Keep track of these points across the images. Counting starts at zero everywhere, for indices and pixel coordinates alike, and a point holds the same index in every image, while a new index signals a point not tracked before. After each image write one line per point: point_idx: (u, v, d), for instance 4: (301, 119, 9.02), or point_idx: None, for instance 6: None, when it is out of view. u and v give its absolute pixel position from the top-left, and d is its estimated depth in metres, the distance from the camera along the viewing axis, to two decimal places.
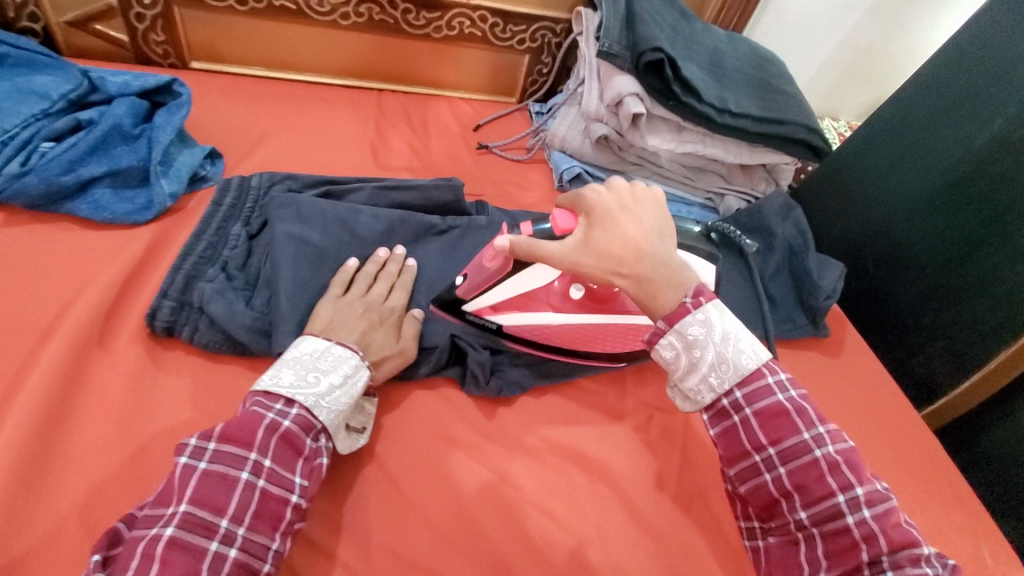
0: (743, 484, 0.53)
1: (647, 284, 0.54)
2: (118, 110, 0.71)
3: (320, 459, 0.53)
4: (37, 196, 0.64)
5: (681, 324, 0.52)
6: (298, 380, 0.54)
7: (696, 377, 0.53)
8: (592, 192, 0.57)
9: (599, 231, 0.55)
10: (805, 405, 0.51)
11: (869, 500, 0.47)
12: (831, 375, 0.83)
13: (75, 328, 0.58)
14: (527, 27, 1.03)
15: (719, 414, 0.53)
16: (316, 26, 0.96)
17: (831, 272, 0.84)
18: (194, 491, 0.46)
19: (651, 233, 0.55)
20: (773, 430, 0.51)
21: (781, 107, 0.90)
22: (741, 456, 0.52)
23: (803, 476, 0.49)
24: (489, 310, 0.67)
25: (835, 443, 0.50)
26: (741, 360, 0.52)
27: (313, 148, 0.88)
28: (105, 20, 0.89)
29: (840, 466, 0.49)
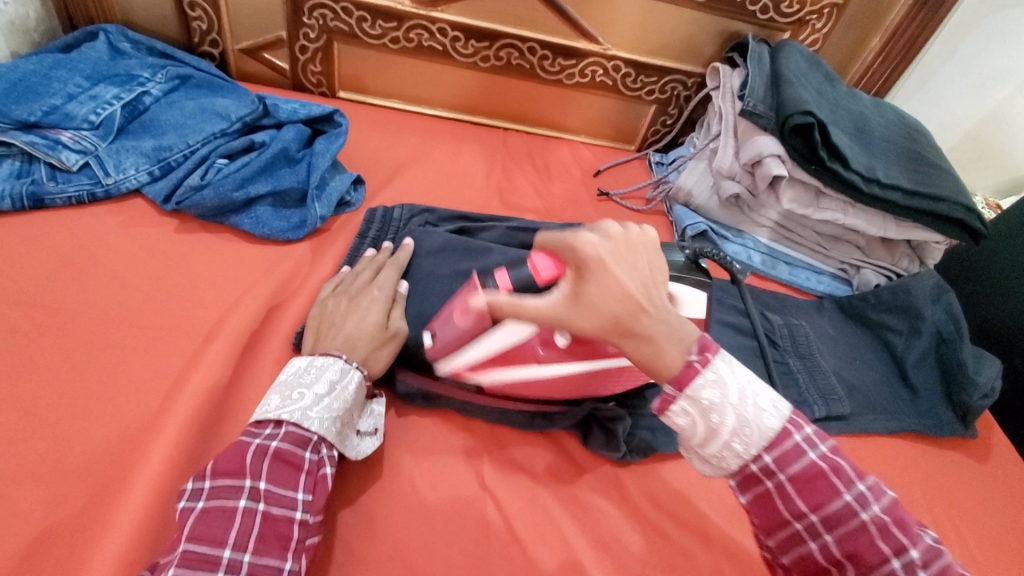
0: (785, 557, 0.45)
1: (650, 344, 0.46)
2: (287, 136, 0.79)
3: (322, 471, 0.51)
4: (210, 208, 0.72)
5: (692, 388, 0.45)
6: (284, 400, 0.53)
7: (717, 444, 0.45)
8: (583, 239, 0.47)
9: (591, 287, 0.46)
10: (839, 460, 0.44)
11: (926, 562, 0.40)
12: (979, 481, 0.74)
13: (235, 337, 0.62)
14: (659, 79, 1.03)
15: (747, 479, 0.45)
16: (456, 66, 1.00)
17: (987, 368, 0.77)
18: (193, 528, 0.45)
19: (649, 287, 0.47)
20: (811, 496, 0.43)
21: (935, 181, 0.84)
22: (777, 525, 0.45)
23: (855, 543, 0.42)
24: (466, 370, 0.59)
25: (879, 500, 0.42)
26: (764, 420, 0.45)
27: (444, 182, 0.91)
28: (273, 50, 0.97)
29: (890, 528, 0.41)
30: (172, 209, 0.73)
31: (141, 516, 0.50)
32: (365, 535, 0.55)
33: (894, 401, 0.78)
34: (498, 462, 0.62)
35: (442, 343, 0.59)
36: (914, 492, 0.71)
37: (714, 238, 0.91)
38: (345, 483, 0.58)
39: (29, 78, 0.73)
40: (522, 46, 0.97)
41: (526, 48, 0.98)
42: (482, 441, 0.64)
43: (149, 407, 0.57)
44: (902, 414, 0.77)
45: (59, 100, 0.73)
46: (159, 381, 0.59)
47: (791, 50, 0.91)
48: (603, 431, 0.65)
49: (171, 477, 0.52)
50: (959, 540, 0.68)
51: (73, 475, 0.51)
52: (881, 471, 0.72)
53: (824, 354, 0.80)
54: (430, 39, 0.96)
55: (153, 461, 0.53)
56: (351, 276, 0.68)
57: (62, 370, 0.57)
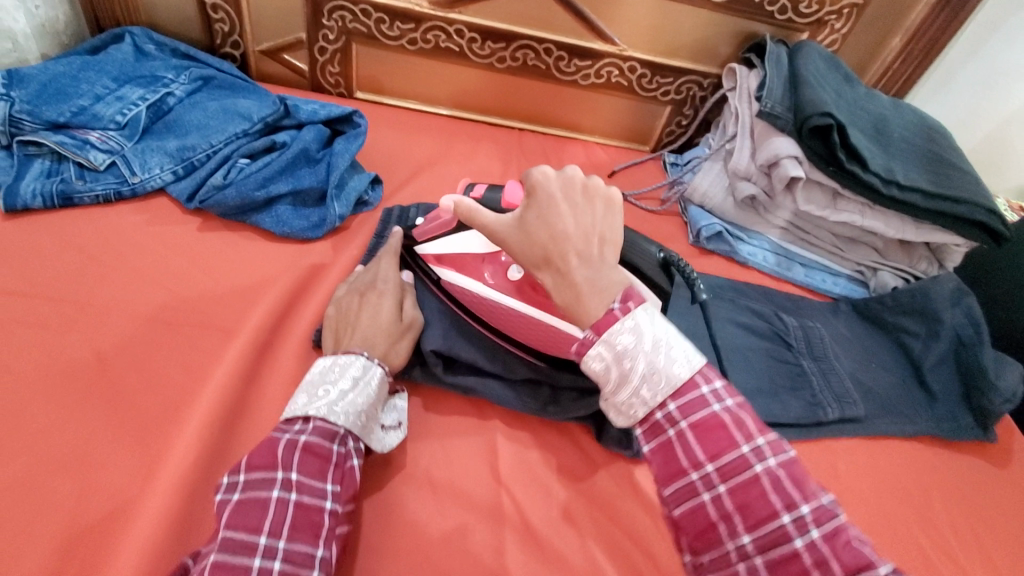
0: (676, 510, 0.43)
1: (569, 286, 0.46)
2: (307, 136, 0.80)
3: (349, 463, 0.52)
4: (233, 207, 0.73)
5: (608, 333, 0.44)
6: (310, 397, 0.54)
7: (626, 391, 0.44)
8: (538, 172, 0.49)
9: (531, 216, 0.49)
10: (743, 415, 0.43)
11: (816, 519, 0.38)
12: (999, 486, 0.74)
13: (257, 334, 0.64)
14: (675, 80, 1.03)
15: (654, 428, 0.44)
16: (472, 67, 1.01)
17: (1010, 372, 0.76)
18: (230, 517, 0.45)
19: (593, 232, 0.48)
20: (711, 445, 0.42)
21: (956, 183, 0.83)
22: (675, 474, 0.42)
23: (746, 494, 0.40)
24: (433, 259, 0.71)
25: (776, 455, 0.41)
26: (673, 370, 0.43)
27: (460, 182, 0.92)
28: (292, 52, 0.99)
29: (783, 482, 0.40)
30: (195, 208, 0.75)
31: (168, 507, 0.51)
32: (384, 529, 0.56)
33: (912, 404, 0.78)
34: (514, 459, 0.63)
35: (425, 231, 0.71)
36: (933, 496, 0.70)
37: (730, 239, 0.91)
38: (364, 478, 0.59)
39: (59, 79, 0.75)
40: (539, 47, 0.98)
41: (542, 48, 0.98)
42: (499, 438, 0.64)
43: (175, 400, 0.58)
44: (919, 418, 0.76)
45: (87, 101, 0.75)
46: (183, 376, 0.60)
47: (810, 50, 0.90)
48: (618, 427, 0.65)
49: (196, 469, 0.54)
50: (978, 545, 0.67)
51: (102, 466, 0.53)
52: (899, 475, 0.71)
53: (841, 356, 0.80)
54: (448, 40, 0.97)
55: (179, 454, 0.54)
56: (361, 274, 0.70)
57: (92, 364, 0.59)
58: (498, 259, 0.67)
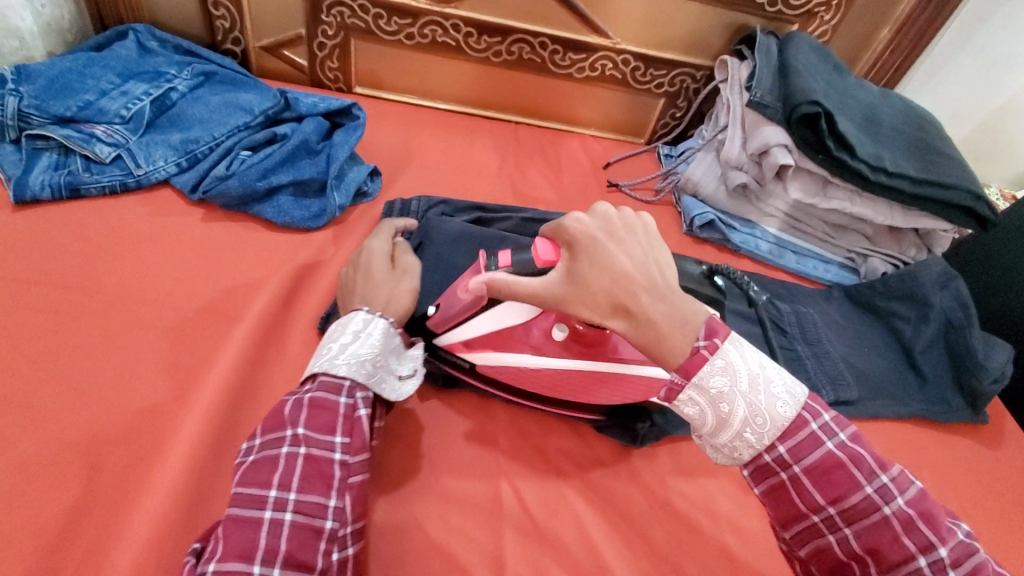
0: (804, 549, 0.47)
1: (647, 324, 0.48)
2: (307, 128, 0.82)
3: (357, 413, 0.53)
4: (235, 197, 0.75)
5: (699, 377, 0.46)
6: (317, 355, 0.56)
7: (730, 432, 0.47)
8: (574, 220, 0.52)
9: (584, 266, 0.50)
10: (860, 454, 0.45)
11: (953, 560, 0.41)
12: (987, 466, 0.75)
13: (261, 320, 0.66)
14: (668, 72, 1.05)
15: (762, 470, 0.47)
16: (468, 61, 1.03)
17: (998, 354, 0.78)
18: (246, 474, 0.49)
19: (648, 264, 0.50)
20: (830, 489, 0.45)
21: (943, 169, 0.85)
22: (795, 518, 0.46)
23: (875, 536, 0.43)
24: (462, 346, 0.63)
25: (902, 493, 0.44)
26: (777, 410, 0.46)
27: (458, 174, 0.94)
28: (292, 47, 1.01)
29: (914, 522, 0.43)
30: (199, 199, 0.77)
31: (178, 483, 0.53)
32: (388, 505, 0.58)
33: (902, 386, 0.79)
34: (511, 440, 0.65)
35: (441, 316, 0.62)
36: (921, 475, 0.72)
37: (722, 228, 0.92)
38: None
39: (65, 75, 0.77)
40: (534, 41, 1.00)
41: (537, 42, 1.00)
42: (497, 419, 0.66)
43: (182, 383, 0.60)
44: (911, 400, 0.78)
45: (93, 96, 0.77)
46: (190, 360, 0.62)
47: (800, 41, 0.92)
48: (619, 422, 0.67)
49: (204, 448, 0.56)
50: (965, 522, 0.69)
51: (113, 445, 0.55)
52: (888, 455, 0.73)
53: (833, 340, 0.82)
54: (444, 35, 0.99)
55: (187, 432, 0.56)
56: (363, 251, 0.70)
57: (102, 349, 0.61)
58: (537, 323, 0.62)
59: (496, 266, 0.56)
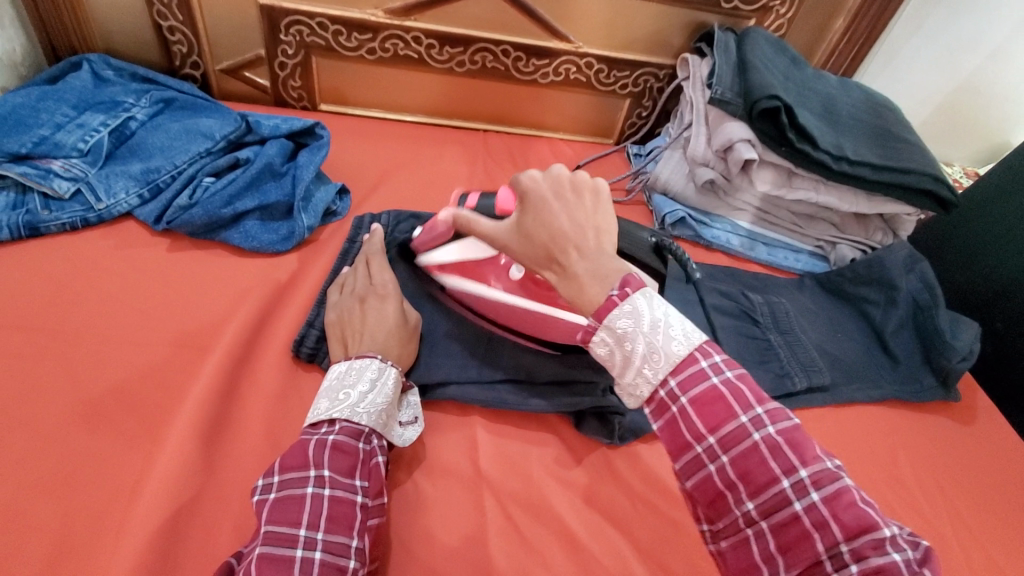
0: (687, 482, 0.45)
1: (572, 278, 0.50)
2: (270, 151, 0.81)
3: (375, 459, 0.54)
4: (200, 225, 0.74)
5: (608, 319, 0.46)
6: (332, 401, 0.56)
7: (631, 372, 0.46)
8: (528, 179, 0.55)
9: (529, 220, 0.53)
10: (741, 385, 0.44)
11: (814, 481, 0.40)
12: (962, 442, 0.77)
13: (231, 349, 0.65)
14: (631, 73, 1.06)
15: (659, 406, 0.46)
16: (432, 73, 1.02)
17: (965, 332, 0.79)
18: (270, 515, 0.48)
19: (587, 226, 0.52)
20: (709, 417, 0.43)
21: (902, 154, 0.87)
22: (681, 449, 0.44)
23: (746, 462, 0.42)
24: (437, 268, 0.74)
25: (775, 423, 0.42)
26: (671, 348, 0.45)
27: (428, 187, 0.94)
28: (253, 68, 1.00)
29: (782, 448, 0.41)
30: (163, 229, 0.75)
31: (152, 523, 0.52)
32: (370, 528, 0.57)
33: (876, 370, 0.81)
34: (493, 452, 0.65)
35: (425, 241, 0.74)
36: (898, 457, 0.73)
37: (693, 224, 0.93)
38: None
39: (18, 111, 0.75)
40: (496, 49, 1.00)
41: (499, 50, 1.00)
42: (477, 432, 0.66)
43: (155, 420, 0.59)
44: (884, 382, 0.79)
45: (49, 130, 0.75)
46: (162, 395, 0.61)
47: (757, 37, 0.93)
48: (598, 417, 0.67)
49: (178, 483, 0.55)
50: (945, 501, 0.70)
51: (84, 489, 0.54)
52: (867, 440, 0.74)
53: (807, 329, 0.83)
54: (406, 48, 0.98)
55: (160, 471, 0.55)
56: (352, 275, 0.71)
57: (68, 388, 0.60)
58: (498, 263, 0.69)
59: (464, 206, 0.69)
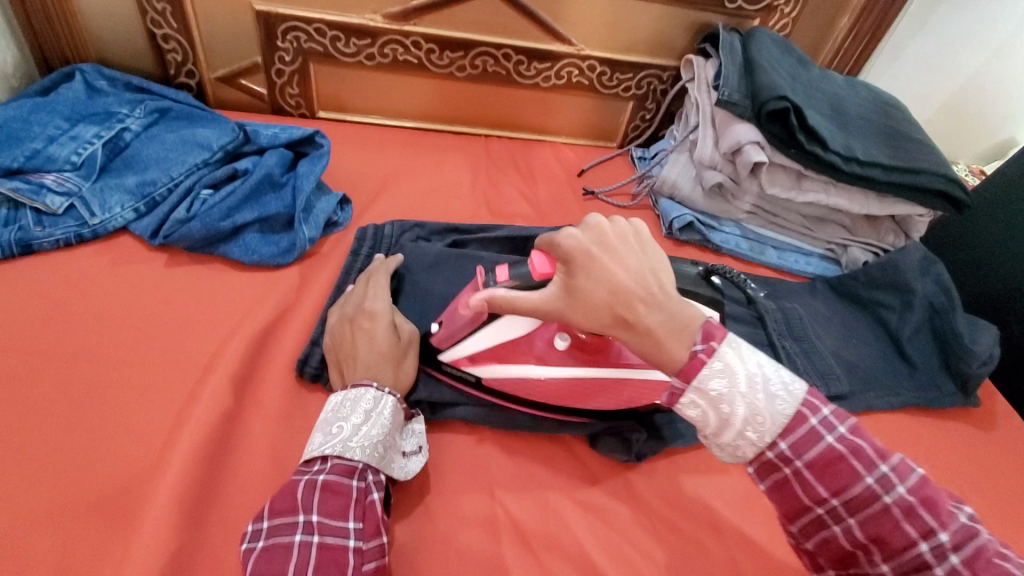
0: (809, 542, 0.46)
1: (649, 336, 0.46)
2: (269, 161, 0.80)
3: (370, 498, 0.52)
4: (198, 239, 0.72)
5: (698, 379, 0.44)
6: (325, 436, 0.54)
7: (731, 433, 0.45)
8: (567, 237, 0.49)
9: (581, 280, 0.48)
10: (859, 442, 0.44)
11: (955, 544, 0.40)
12: (982, 448, 0.75)
13: (232, 367, 0.63)
14: (634, 75, 1.04)
15: (766, 467, 0.45)
16: (431, 78, 1.01)
17: (984, 336, 0.78)
18: (256, 566, 0.46)
19: (645, 272, 0.48)
20: (832, 480, 0.43)
21: (914, 154, 0.85)
22: (800, 510, 0.45)
23: (878, 526, 0.42)
24: (467, 360, 0.64)
25: (904, 481, 0.42)
26: (776, 408, 0.44)
27: (431, 195, 0.92)
28: (249, 76, 0.98)
29: (916, 509, 0.41)
30: (160, 244, 0.73)
31: (154, 554, 0.50)
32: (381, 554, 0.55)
33: (893, 376, 0.79)
34: (506, 470, 0.63)
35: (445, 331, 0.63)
36: (918, 465, 0.72)
37: (701, 229, 0.92)
38: None
39: (10, 124, 0.73)
40: (497, 53, 0.98)
41: (500, 54, 0.99)
42: (488, 450, 0.64)
43: (155, 444, 0.57)
44: (903, 388, 0.78)
45: (41, 143, 0.73)
46: (162, 417, 0.59)
47: (762, 37, 0.92)
48: (613, 432, 0.66)
49: (180, 510, 0.53)
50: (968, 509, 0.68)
51: (81, 518, 0.52)
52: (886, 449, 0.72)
53: (823, 335, 0.81)
54: (405, 53, 0.97)
55: (161, 497, 0.53)
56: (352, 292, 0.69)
57: (64, 413, 0.58)
58: (539, 333, 0.62)
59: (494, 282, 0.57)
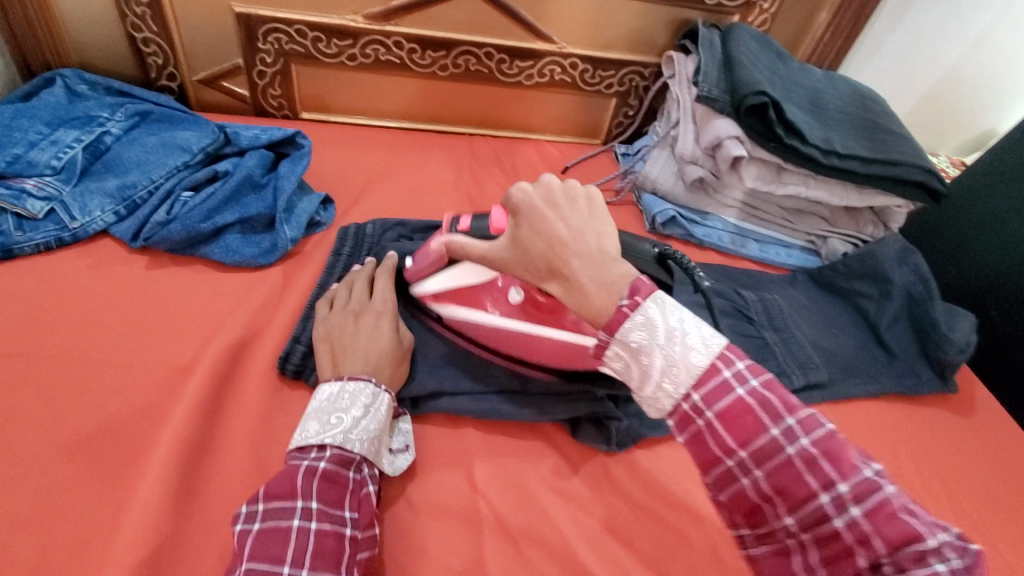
0: (720, 495, 0.43)
1: (576, 285, 0.48)
2: (250, 162, 0.80)
3: (365, 490, 0.53)
4: (180, 241, 0.72)
5: (620, 332, 0.44)
6: (324, 425, 0.54)
7: (651, 386, 0.44)
8: (519, 192, 0.54)
9: (524, 231, 0.52)
10: (769, 394, 0.42)
11: (857, 495, 0.38)
12: (960, 435, 0.76)
13: (213, 368, 0.63)
14: (616, 72, 1.05)
15: (679, 419, 0.43)
16: (414, 78, 1.01)
17: (962, 324, 0.79)
18: (253, 549, 0.46)
19: (586, 232, 0.50)
20: (739, 431, 0.41)
21: (892, 147, 0.86)
22: (710, 463, 0.43)
23: (782, 477, 0.40)
24: (431, 297, 0.69)
25: (810, 433, 0.40)
26: (691, 359, 0.43)
27: (414, 194, 0.92)
28: (231, 78, 0.98)
29: (818, 460, 0.39)
30: (141, 247, 0.73)
31: (134, 554, 0.50)
32: None
33: (873, 364, 0.80)
34: (488, 465, 0.63)
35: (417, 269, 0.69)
36: (898, 452, 0.73)
37: (684, 223, 0.92)
38: None
39: None
40: (479, 52, 0.99)
41: (482, 53, 0.99)
42: (470, 445, 0.64)
43: (135, 444, 0.57)
44: (882, 376, 0.79)
45: (21, 148, 0.73)
46: (143, 418, 0.59)
47: (741, 32, 0.92)
48: (594, 423, 0.66)
49: (161, 510, 0.53)
50: (947, 495, 0.69)
51: (61, 520, 0.52)
52: (867, 437, 0.73)
53: (804, 325, 0.82)
54: (387, 53, 0.97)
55: (141, 498, 0.53)
56: (345, 289, 0.69)
57: (44, 416, 0.57)
58: (496, 286, 0.66)
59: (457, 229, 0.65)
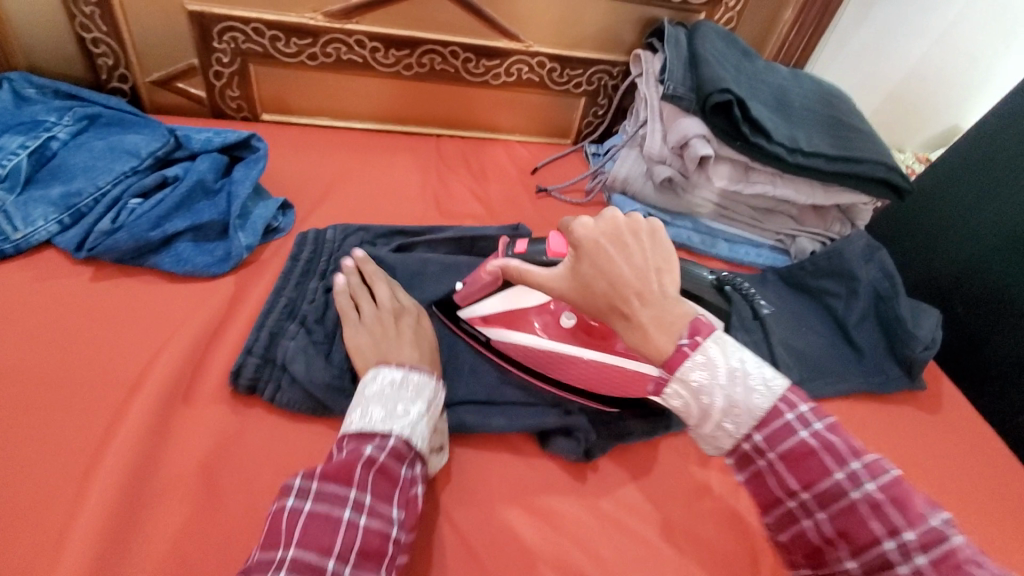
0: (781, 535, 0.45)
1: (639, 329, 0.46)
2: (201, 166, 0.77)
3: (414, 490, 0.51)
4: (128, 250, 0.69)
5: (681, 371, 0.44)
6: (388, 413, 0.53)
7: (710, 425, 0.44)
8: (581, 226, 0.49)
9: (584, 267, 0.49)
10: (832, 436, 0.42)
11: (922, 545, 0.38)
12: (927, 431, 0.77)
13: (161, 384, 0.60)
14: (585, 71, 1.03)
15: (740, 456, 0.45)
16: (378, 78, 0.98)
17: (927, 320, 0.80)
18: (302, 533, 0.45)
19: (649, 270, 0.47)
20: (802, 473, 0.43)
21: (856, 144, 0.86)
22: (772, 502, 0.45)
23: (846, 521, 0.41)
24: (479, 320, 0.69)
25: (876, 478, 0.41)
26: (754, 401, 0.43)
27: (379, 197, 0.90)
28: (186, 79, 0.94)
29: (884, 506, 0.40)
30: (86, 257, 0.70)
31: None
32: None
33: (841, 362, 0.80)
34: (452, 477, 0.61)
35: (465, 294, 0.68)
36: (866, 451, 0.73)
37: None
38: None
39: None
40: (444, 51, 0.97)
41: (448, 52, 0.97)
42: None
43: (76, 468, 0.54)
44: (850, 375, 0.79)
45: None
46: (85, 439, 0.56)
47: (707, 30, 0.92)
48: (564, 432, 0.65)
49: (102, 538, 0.50)
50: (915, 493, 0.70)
51: None
52: None
53: (775, 323, 0.81)
54: (349, 52, 0.94)
55: (81, 525, 0.50)
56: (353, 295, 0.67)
57: None
58: (547, 309, 0.68)
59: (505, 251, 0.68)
